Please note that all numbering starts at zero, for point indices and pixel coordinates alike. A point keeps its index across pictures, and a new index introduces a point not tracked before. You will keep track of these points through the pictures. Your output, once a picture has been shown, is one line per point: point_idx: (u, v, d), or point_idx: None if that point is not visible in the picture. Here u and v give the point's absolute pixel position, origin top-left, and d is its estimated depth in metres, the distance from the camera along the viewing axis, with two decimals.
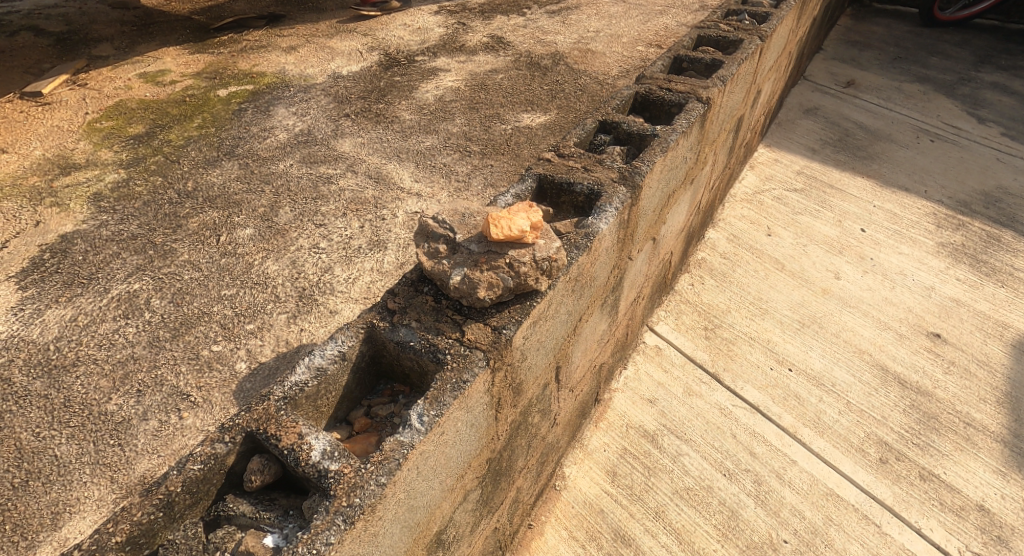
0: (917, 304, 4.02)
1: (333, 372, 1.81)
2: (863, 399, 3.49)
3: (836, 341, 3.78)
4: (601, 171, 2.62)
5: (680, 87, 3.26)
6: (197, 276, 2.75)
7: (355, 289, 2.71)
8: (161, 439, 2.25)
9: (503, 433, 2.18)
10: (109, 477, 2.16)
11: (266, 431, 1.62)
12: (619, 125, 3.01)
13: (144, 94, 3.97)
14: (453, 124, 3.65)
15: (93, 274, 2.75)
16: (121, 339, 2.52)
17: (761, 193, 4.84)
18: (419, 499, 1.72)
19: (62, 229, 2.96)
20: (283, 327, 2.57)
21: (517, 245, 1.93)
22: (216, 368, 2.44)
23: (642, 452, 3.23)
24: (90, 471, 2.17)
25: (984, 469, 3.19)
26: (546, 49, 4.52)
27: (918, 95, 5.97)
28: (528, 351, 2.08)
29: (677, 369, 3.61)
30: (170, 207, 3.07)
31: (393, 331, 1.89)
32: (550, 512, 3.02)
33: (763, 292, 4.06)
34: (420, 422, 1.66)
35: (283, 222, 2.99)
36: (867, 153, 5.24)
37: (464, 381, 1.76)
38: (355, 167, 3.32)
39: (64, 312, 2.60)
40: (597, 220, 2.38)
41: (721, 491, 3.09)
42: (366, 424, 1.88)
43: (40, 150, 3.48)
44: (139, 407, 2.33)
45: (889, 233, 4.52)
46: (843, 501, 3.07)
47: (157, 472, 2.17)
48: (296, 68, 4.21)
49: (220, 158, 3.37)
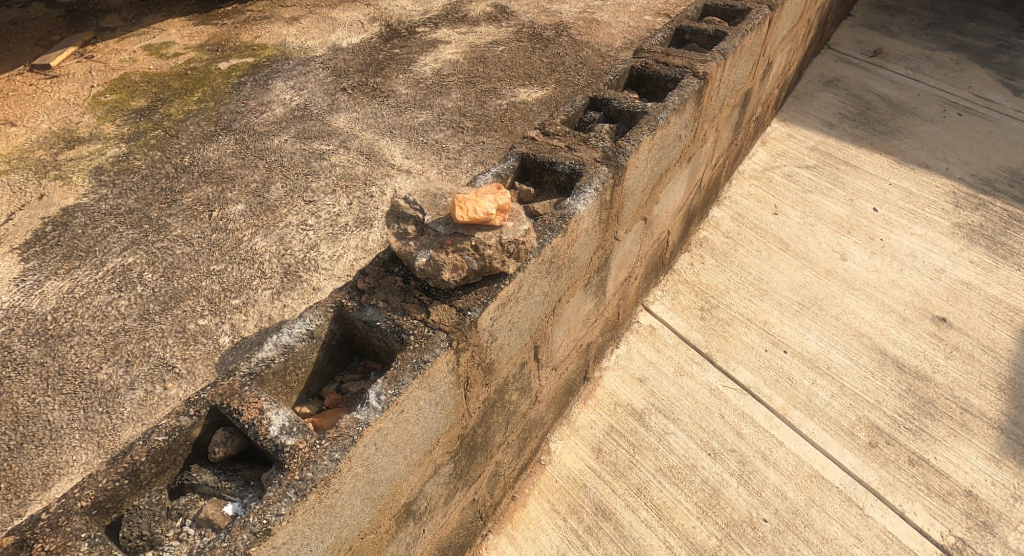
0: (924, 287, 3.94)
1: (301, 349, 1.87)
2: (859, 382, 3.46)
3: (836, 323, 3.74)
4: (585, 150, 2.60)
5: (677, 61, 3.19)
6: (188, 251, 2.82)
7: (338, 267, 2.76)
8: (147, 408, 2.34)
9: (475, 410, 2.23)
10: (96, 442, 2.26)
11: (229, 406, 1.67)
12: (609, 102, 2.96)
13: (148, 67, 4.02)
14: (449, 99, 3.63)
15: (91, 247, 2.84)
16: (114, 311, 2.61)
17: (771, 169, 4.74)
18: (380, 473, 1.77)
19: (64, 202, 3.04)
20: (267, 302, 2.63)
21: (483, 228, 1.95)
22: (201, 341, 2.52)
23: (628, 430, 3.26)
24: (80, 436, 2.28)
25: (977, 455, 3.16)
26: (550, 19, 4.43)
27: (950, 64, 5.73)
28: (498, 332, 2.11)
29: (670, 349, 3.62)
30: (167, 182, 3.14)
31: (361, 311, 1.93)
32: (534, 485, 3.08)
33: (764, 272, 4.02)
34: (377, 400, 1.70)
35: (274, 199, 3.04)
36: (887, 128, 5.08)
37: (424, 361, 1.79)
38: (347, 143, 3.34)
39: (62, 284, 2.70)
40: (576, 201, 2.37)
41: (705, 470, 3.12)
42: (337, 399, 1.95)
43: (46, 124, 3.56)
44: (127, 377, 2.42)
45: (903, 213, 4.41)
46: (827, 483, 3.08)
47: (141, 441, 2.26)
48: (297, 40, 4.21)
49: (217, 133, 3.42)
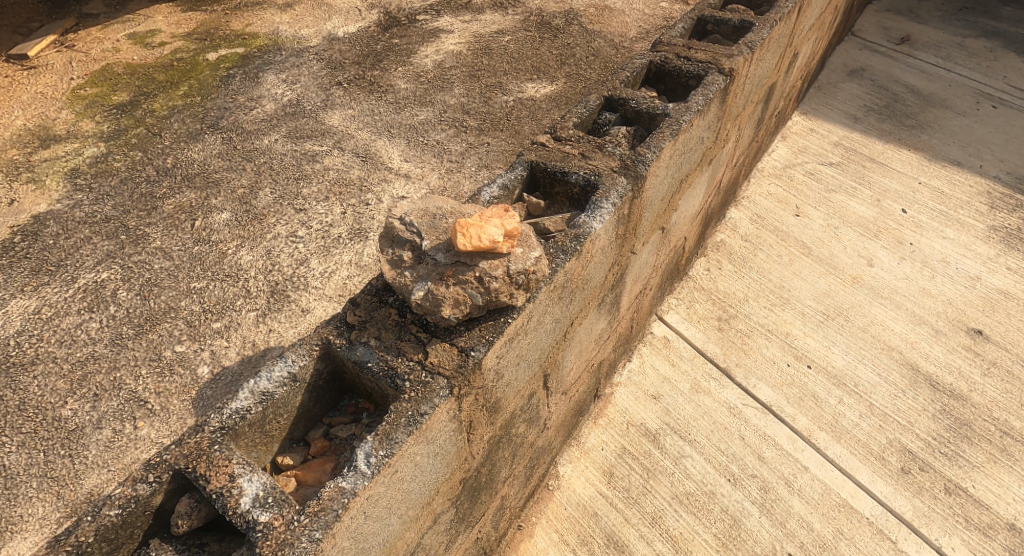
0: (958, 296, 3.70)
1: (282, 396, 1.65)
2: (888, 401, 3.24)
3: (863, 336, 3.51)
4: (601, 159, 2.36)
5: (700, 55, 2.92)
6: (167, 266, 2.60)
7: (330, 285, 2.54)
8: (114, 452, 2.13)
9: (479, 451, 2.02)
10: (55, 492, 2.05)
11: (194, 471, 1.46)
12: (626, 102, 2.70)
13: (131, 58, 3.77)
14: (452, 95, 3.38)
15: (62, 261, 2.62)
16: (84, 335, 2.40)
17: (792, 167, 4.48)
18: (371, 540, 1.56)
19: (35, 209, 2.82)
20: (251, 327, 2.42)
21: (489, 256, 1.71)
22: (177, 372, 2.31)
23: (642, 453, 3.05)
24: (38, 485, 2.07)
25: (1018, 484, 2.94)
26: (559, 6, 4.14)
27: (983, 52, 5.42)
28: (504, 369, 1.89)
29: (685, 363, 3.40)
30: (147, 187, 2.91)
31: (351, 350, 1.71)
32: (541, 514, 2.88)
33: (786, 279, 3.78)
34: (366, 464, 1.48)
35: (261, 207, 2.81)
36: (916, 122, 4.79)
37: (421, 414, 1.57)
38: (342, 144, 3.10)
39: (29, 303, 2.49)
40: (591, 218, 2.14)
41: (725, 498, 2.91)
42: (324, 446, 1.74)
43: (21, 120, 3.33)
44: (94, 414, 2.21)
45: (934, 214, 4.15)
46: (857, 513, 2.87)
47: (106, 490, 2.05)
48: (291, 29, 3.94)
49: (203, 131, 3.18)
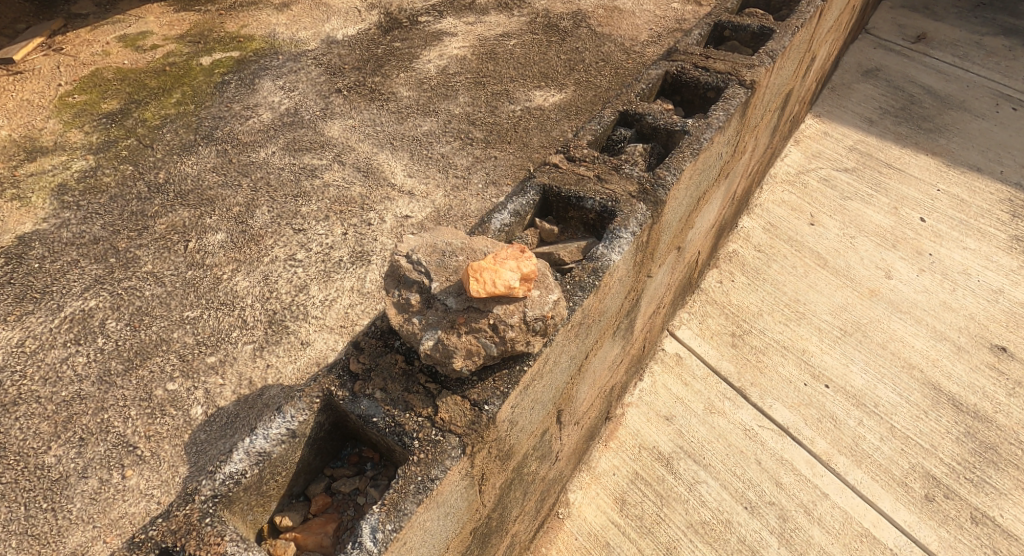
0: (981, 311, 3.57)
1: (280, 455, 1.54)
2: (910, 423, 3.12)
3: (882, 353, 3.38)
4: (618, 182, 2.22)
5: (719, 66, 2.77)
6: (159, 293, 2.48)
7: (331, 315, 2.41)
8: (100, 506, 2.01)
9: (490, 499, 1.90)
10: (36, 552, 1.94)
11: (182, 549, 1.37)
12: (642, 117, 2.56)
13: (121, 62, 3.61)
14: (456, 103, 3.23)
15: (48, 287, 2.49)
16: (70, 371, 2.29)
17: (806, 172, 4.34)
18: None
19: (20, 228, 2.68)
20: (247, 362, 2.29)
21: (503, 302, 1.58)
22: (169, 413, 2.19)
23: (655, 478, 2.94)
24: (18, 543, 1.95)
25: None
26: (567, 6, 3.98)
27: (1002, 51, 5.26)
28: (518, 417, 1.77)
29: (699, 382, 3.27)
30: (137, 204, 2.77)
31: (354, 403, 1.59)
32: (551, 544, 2.77)
33: (801, 292, 3.65)
34: (373, 540, 1.38)
35: (258, 227, 2.68)
36: (934, 124, 4.64)
37: (431, 481, 1.46)
38: (342, 158, 2.96)
39: (12, 335, 2.36)
40: (609, 249, 2.01)
41: (741, 527, 2.80)
42: (325, 504, 1.62)
43: (6, 130, 3.18)
44: (79, 461, 2.09)
45: (954, 223, 4.01)
46: (880, 543, 2.76)
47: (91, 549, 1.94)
48: (288, 31, 3.78)
49: (196, 143, 3.04)
